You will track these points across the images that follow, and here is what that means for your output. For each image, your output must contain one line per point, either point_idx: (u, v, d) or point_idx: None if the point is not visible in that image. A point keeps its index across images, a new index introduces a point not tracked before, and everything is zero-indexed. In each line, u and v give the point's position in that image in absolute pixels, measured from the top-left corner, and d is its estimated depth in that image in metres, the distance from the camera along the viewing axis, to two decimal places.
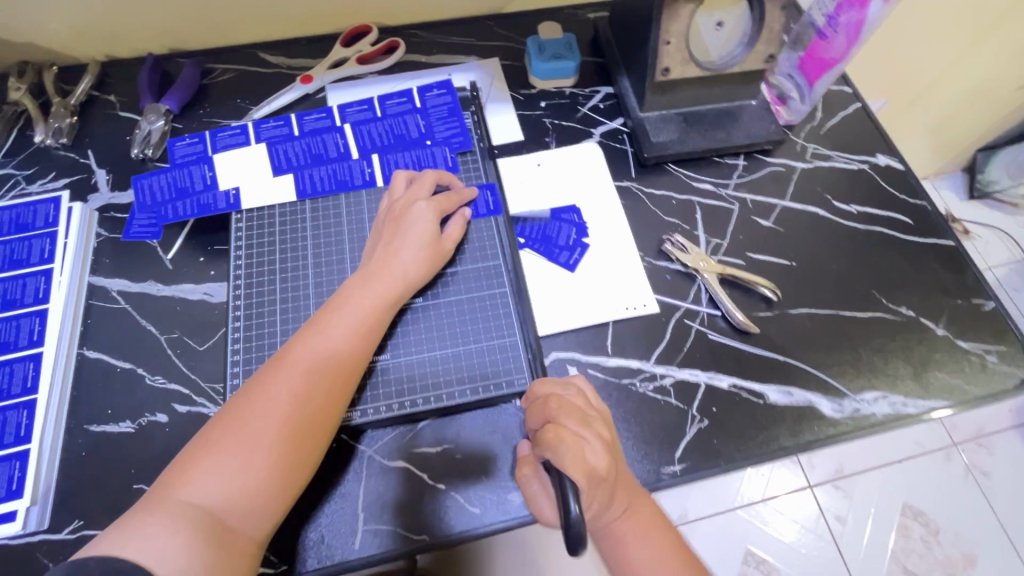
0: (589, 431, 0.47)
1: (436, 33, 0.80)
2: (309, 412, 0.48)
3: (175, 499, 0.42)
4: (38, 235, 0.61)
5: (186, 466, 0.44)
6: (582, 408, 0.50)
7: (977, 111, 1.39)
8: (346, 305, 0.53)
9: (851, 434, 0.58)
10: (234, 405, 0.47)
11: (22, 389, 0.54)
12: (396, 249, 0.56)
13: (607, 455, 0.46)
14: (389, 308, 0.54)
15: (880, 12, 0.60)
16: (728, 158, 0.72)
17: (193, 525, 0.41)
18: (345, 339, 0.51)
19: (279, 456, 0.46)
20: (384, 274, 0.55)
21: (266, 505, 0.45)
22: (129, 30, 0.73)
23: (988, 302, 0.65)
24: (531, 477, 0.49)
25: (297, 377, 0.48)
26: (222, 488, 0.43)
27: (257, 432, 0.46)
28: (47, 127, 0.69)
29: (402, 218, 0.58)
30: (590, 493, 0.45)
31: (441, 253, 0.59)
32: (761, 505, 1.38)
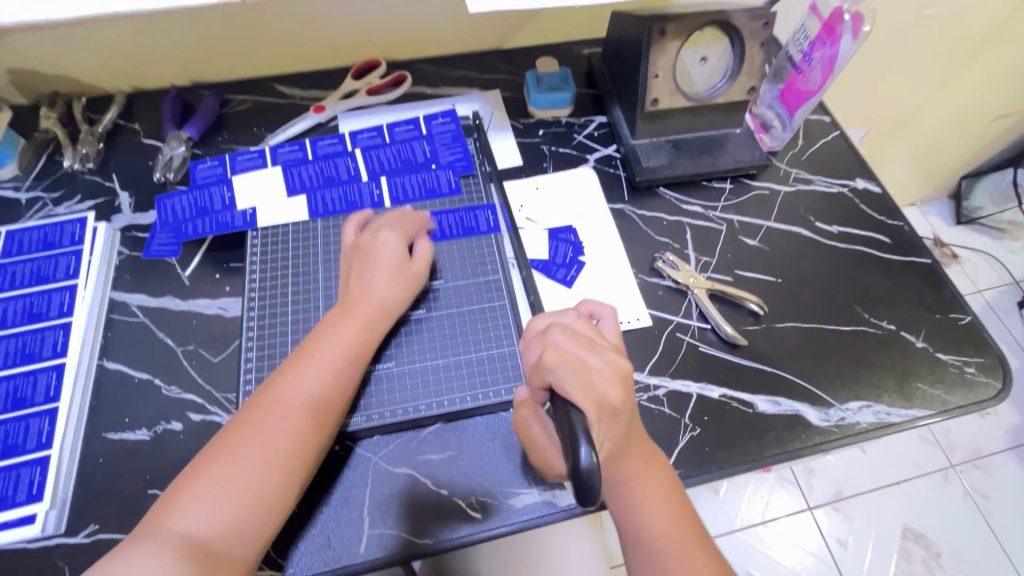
0: (593, 356, 0.47)
1: (441, 67, 0.86)
2: (287, 445, 0.48)
3: (163, 532, 0.44)
4: (64, 253, 0.64)
5: (172, 501, 0.46)
6: (587, 335, 0.50)
7: (958, 140, 1.45)
8: (320, 340, 0.54)
9: (838, 443, 0.60)
10: (218, 439, 0.49)
11: (45, 397, 0.56)
12: (367, 279, 0.57)
13: (618, 385, 0.46)
14: (370, 339, 0.56)
15: (851, 48, 0.64)
16: (716, 182, 0.77)
17: (180, 555, 0.43)
18: (323, 374, 0.52)
19: (261, 487, 0.47)
20: (361, 307, 0.56)
21: (251, 532, 0.46)
22: (156, 64, 0.78)
23: (965, 316, 0.68)
24: (532, 418, 0.49)
25: (274, 416, 0.49)
26: (205, 519, 0.45)
27: (239, 467, 0.47)
28: (75, 153, 0.73)
29: (369, 248, 0.59)
30: (602, 423, 0.44)
31: (415, 278, 0.60)
32: (761, 527, 1.38)
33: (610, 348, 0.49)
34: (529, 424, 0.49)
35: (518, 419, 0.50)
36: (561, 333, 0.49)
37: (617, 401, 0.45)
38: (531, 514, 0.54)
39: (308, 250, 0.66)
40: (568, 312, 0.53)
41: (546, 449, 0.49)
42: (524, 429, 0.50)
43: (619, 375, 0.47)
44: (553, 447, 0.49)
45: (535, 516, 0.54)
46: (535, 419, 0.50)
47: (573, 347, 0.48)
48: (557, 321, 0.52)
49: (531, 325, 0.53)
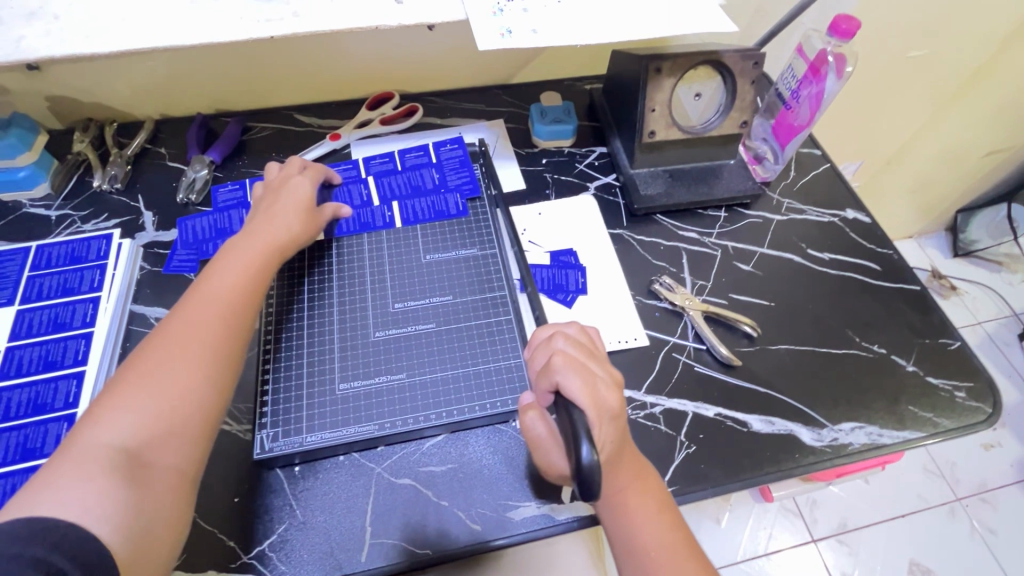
0: (595, 364, 0.50)
1: (451, 99, 0.91)
2: (217, 343, 0.51)
3: (81, 449, 0.43)
4: (89, 267, 0.68)
5: (91, 417, 0.45)
6: (587, 346, 0.53)
7: (951, 175, 1.50)
8: (227, 260, 0.58)
9: (831, 463, 0.61)
10: (133, 355, 0.49)
11: (64, 403, 0.58)
12: (275, 212, 0.63)
13: (616, 393, 0.48)
14: (273, 255, 0.60)
15: (835, 85, 0.69)
16: (711, 210, 0.80)
17: (108, 467, 0.42)
18: (245, 279, 0.56)
19: (188, 388, 0.48)
20: (269, 231, 0.61)
21: (180, 437, 0.46)
22: (184, 93, 0.83)
23: (954, 341, 0.70)
24: (536, 420, 0.49)
25: (200, 319, 0.51)
26: (131, 426, 0.44)
27: (164, 370, 0.48)
28: (105, 174, 0.78)
29: (277, 192, 0.66)
30: (603, 425, 0.46)
31: (319, 221, 0.67)
32: (764, 559, 1.36)
33: (609, 361, 0.52)
34: (534, 422, 0.49)
35: (524, 418, 0.50)
36: (565, 342, 0.52)
37: (616, 405, 0.47)
38: (529, 527, 0.56)
39: (324, 267, 0.68)
40: (571, 325, 0.56)
41: (551, 450, 0.49)
42: (529, 429, 0.50)
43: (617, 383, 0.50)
44: (557, 447, 0.49)
45: (533, 529, 0.56)
46: (541, 419, 0.50)
47: (576, 355, 0.50)
48: (560, 330, 0.54)
49: (535, 333, 0.56)
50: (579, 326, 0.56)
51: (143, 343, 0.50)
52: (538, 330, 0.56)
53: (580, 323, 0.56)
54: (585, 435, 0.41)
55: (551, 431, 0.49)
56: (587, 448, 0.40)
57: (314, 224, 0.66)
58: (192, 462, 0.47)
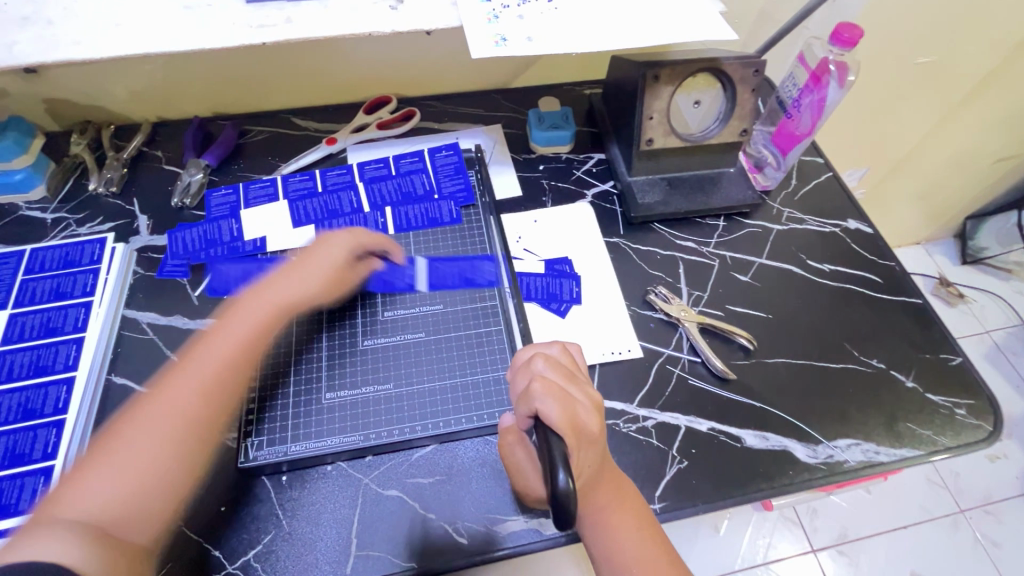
0: (574, 387, 0.49)
1: (449, 103, 0.90)
2: (202, 421, 0.50)
3: (56, 511, 0.43)
4: (83, 271, 0.68)
5: (74, 476, 0.45)
6: (568, 367, 0.52)
7: (960, 181, 1.47)
8: (233, 317, 0.56)
9: (826, 480, 0.60)
10: (126, 413, 0.49)
11: (54, 409, 0.58)
12: (292, 272, 0.60)
13: (596, 417, 0.48)
14: (277, 323, 0.57)
15: (836, 95, 0.67)
16: (709, 219, 0.79)
17: (74, 531, 0.42)
18: (242, 348, 0.54)
19: (164, 463, 0.47)
20: (276, 292, 0.58)
21: (150, 510, 0.46)
22: (181, 96, 0.83)
23: (955, 357, 0.69)
24: (514, 445, 0.51)
25: (187, 387, 0.50)
26: (107, 496, 0.44)
27: (153, 435, 0.48)
28: (101, 177, 0.78)
29: (316, 245, 0.62)
30: (580, 451, 0.45)
31: (344, 280, 0.62)
32: (763, 568, 1.35)
33: (589, 383, 0.51)
34: (513, 448, 0.51)
35: (504, 443, 0.51)
36: (544, 363, 0.51)
37: (595, 430, 0.47)
38: (516, 542, 0.55)
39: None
40: (552, 342, 0.55)
41: (529, 475, 0.50)
42: (508, 454, 0.51)
43: (597, 406, 0.49)
44: (534, 472, 0.50)
45: (521, 543, 0.55)
46: (519, 444, 0.51)
47: (555, 378, 0.49)
48: (541, 352, 0.53)
49: (516, 353, 0.55)
50: (562, 344, 0.55)
51: (137, 402, 0.50)
52: (520, 352, 0.55)
53: (562, 342, 0.56)
54: (562, 462, 0.39)
55: (529, 457, 0.50)
56: (564, 477, 0.38)
57: (338, 288, 0.62)
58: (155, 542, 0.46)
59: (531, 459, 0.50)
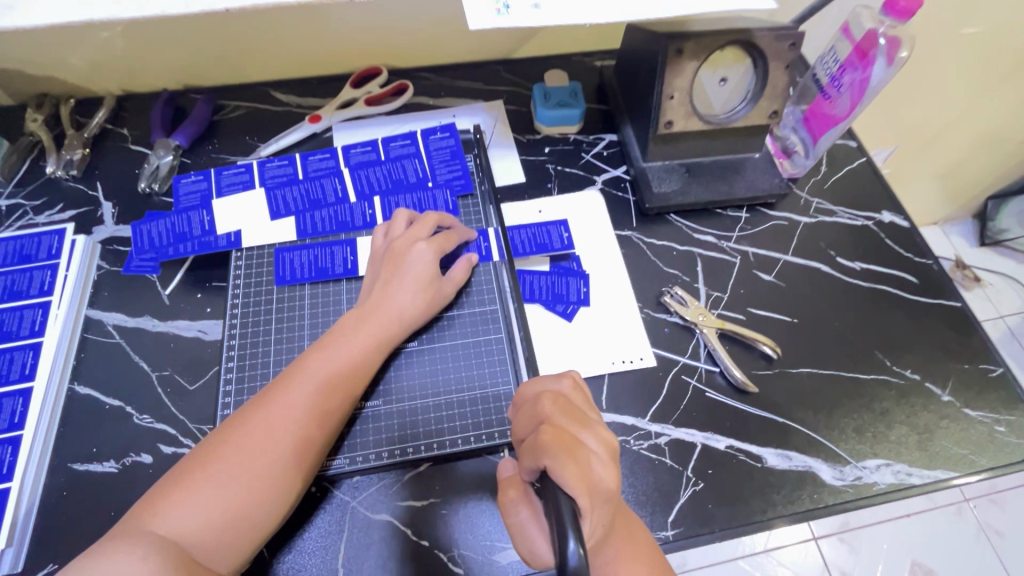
0: (586, 433, 0.44)
1: (446, 76, 0.82)
2: (295, 451, 0.47)
3: (144, 530, 0.41)
4: (40, 267, 0.62)
5: (167, 494, 0.43)
6: (578, 406, 0.47)
7: (991, 163, 1.32)
8: (342, 340, 0.53)
9: (853, 504, 0.56)
10: (221, 431, 0.47)
11: (10, 424, 0.53)
12: (389, 290, 0.56)
13: (611, 468, 0.43)
14: (382, 350, 0.54)
15: (883, 75, 0.59)
16: (731, 210, 0.72)
17: (161, 556, 0.40)
18: (337, 374, 0.51)
19: (253, 491, 0.44)
20: (379, 315, 0.55)
21: (238, 542, 0.44)
22: (147, 67, 0.75)
23: (997, 368, 0.63)
24: (517, 503, 0.43)
25: (281, 412, 0.47)
26: (195, 520, 0.42)
27: (240, 459, 0.45)
28: (59, 159, 0.70)
29: (403, 257, 0.57)
30: (593, 511, 0.39)
31: (436, 297, 0.58)
32: (763, 556, 1.19)
33: (600, 425, 0.46)
34: (516, 507, 0.42)
35: (504, 500, 0.43)
36: (553, 405, 0.45)
37: (611, 485, 0.42)
38: (516, 573, 0.51)
39: (295, 272, 0.62)
40: (561, 375, 0.50)
41: (536, 538, 0.41)
42: (510, 513, 0.43)
43: (611, 454, 0.44)
44: (541, 535, 0.41)
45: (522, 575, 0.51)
46: (523, 501, 0.43)
47: (566, 423, 0.44)
48: (549, 389, 0.48)
49: (520, 390, 0.50)
50: (572, 377, 0.50)
51: (233, 419, 0.48)
52: (524, 387, 0.50)
53: (573, 374, 0.50)
54: (573, 527, 0.34)
55: (535, 515, 0.42)
56: (575, 544, 0.33)
57: (431, 304, 0.58)
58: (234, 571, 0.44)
59: (538, 519, 0.42)
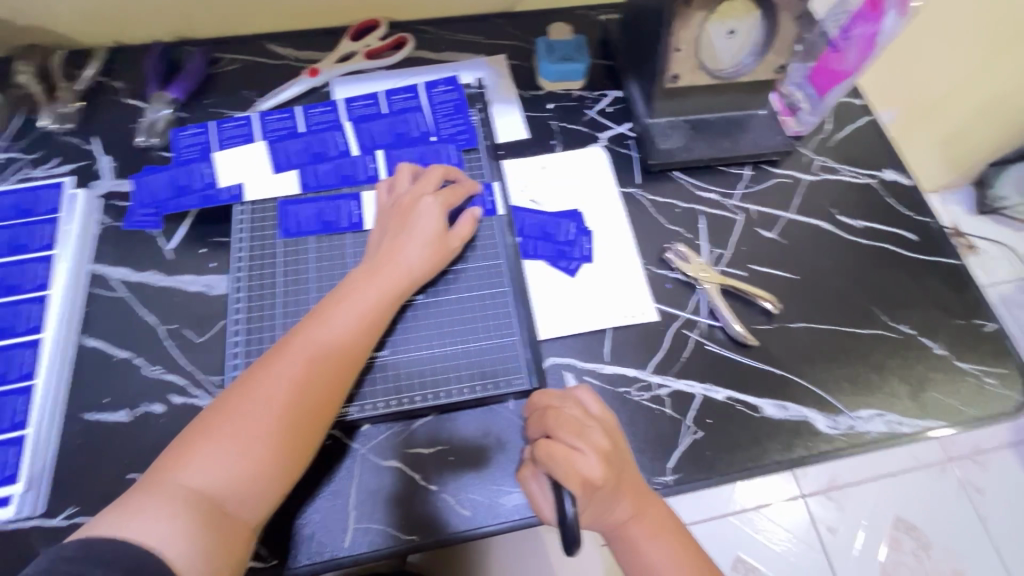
0: (584, 441, 0.46)
1: (447, 29, 0.80)
2: (311, 403, 0.48)
3: (173, 484, 0.42)
4: (40, 221, 0.61)
5: (191, 447, 0.44)
6: (580, 417, 0.48)
7: (989, 127, 1.29)
8: (350, 297, 0.53)
9: (846, 452, 0.58)
10: (237, 386, 0.48)
11: (20, 374, 0.54)
12: (397, 246, 0.56)
13: (603, 466, 0.45)
14: (391, 303, 0.54)
15: (896, 25, 0.58)
16: (735, 167, 0.72)
17: (192, 507, 0.42)
18: (349, 328, 0.51)
19: (276, 442, 0.46)
20: (388, 270, 0.55)
21: (263, 493, 0.45)
22: (138, 17, 0.72)
23: (990, 323, 0.64)
24: (529, 480, 0.49)
25: (297, 366, 0.48)
26: (221, 471, 0.44)
27: (256, 415, 0.46)
28: (52, 112, 0.69)
29: (410, 213, 0.58)
30: (586, 501, 0.46)
31: (445, 251, 0.58)
32: (753, 513, 1.22)
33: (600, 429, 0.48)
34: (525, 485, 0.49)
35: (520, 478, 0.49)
36: (555, 420, 0.47)
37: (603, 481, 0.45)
38: (521, 514, 0.53)
39: (299, 226, 0.62)
40: (569, 391, 0.51)
41: (547, 514, 0.47)
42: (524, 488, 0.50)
43: (609, 455, 0.46)
44: (549, 512, 0.47)
45: (526, 515, 0.53)
46: (535, 480, 0.48)
47: (564, 438, 0.46)
48: (555, 403, 0.50)
49: (531, 397, 0.51)
50: (579, 392, 0.51)
51: (250, 372, 0.49)
52: (535, 394, 0.51)
53: (580, 387, 0.51)
54: (569, 497, 0.44)
55: (542, 492, 0.47)
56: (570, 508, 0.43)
57: (439, 258, 0.58)
58: (264, 520, 0.46)
59: (548, 503, 0.47)
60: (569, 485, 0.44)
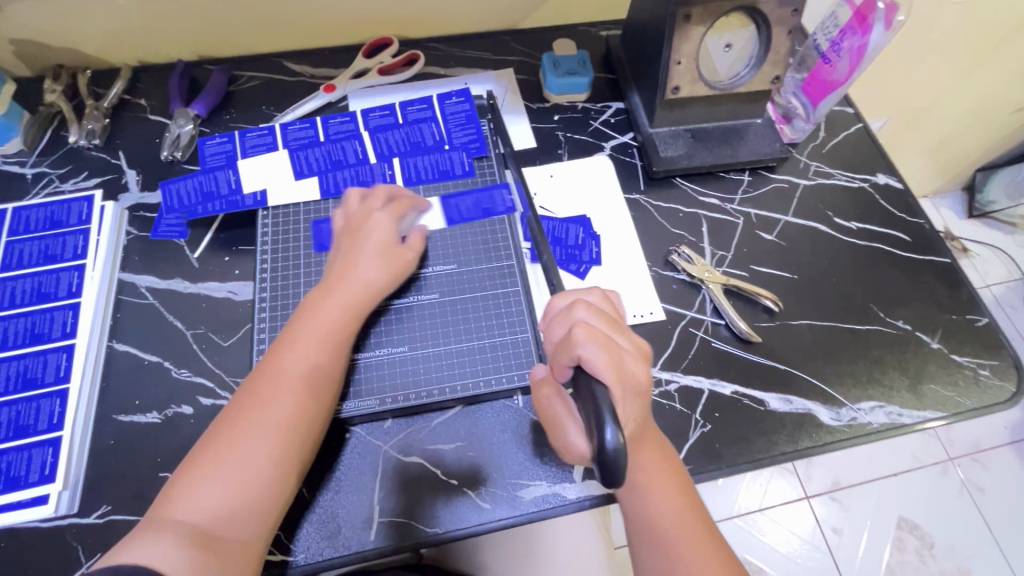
0: (618, 335, 0.47)
1: (455, 46, 0.83)
2: (284, 425, 0.49)
3: (165, 519, 0.44)
4: (71, 232, 0.64)
5: (179, 484, 0.46)
6: (607, 311, 0.50)
7: (977, 133, 1.33)
8: (307, 319, 0.54)
9: (849, 442, 0.60)
10: (216, 424, 0.50)
11: (55, 378, 0.56)
12: (353, 265, 0.57)
13: (643, 368, 0.46)
14: (352, 319, 0.55)
15: (881, 38, 0.62)
16: (734, 173, 0.75)
17: (182, 536, 0.43)
18: (303, 347, 0.53)
19: (254, 467, 0.47)
20: (343, 289, 0.56)
21: (252, 513, 0.46)
22: (162, 38, 0.76)
23: (982, 318, 0.67)
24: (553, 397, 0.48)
25: (261, 393, 0.50)
26: (209, 503, 0.45)
27: (233, 445, 0.48)
28: (81, 128, 0.72)
29: (362, 230, 0.59)
30: (626, 401, 0.44)
31: (404, 262, 0.60)
32: (758, 514, 1.24)
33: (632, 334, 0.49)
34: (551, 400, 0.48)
35: (539, 397, 0.49)
36: (584, 310, 0.48)
37: (641, 381, 0.45)
38: (540, 507, 0.55)
39: (327, 240, 0.64)
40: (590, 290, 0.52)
41: (569, 426, 0.47)
42: (546, 408, 0.49)
43: (642, 353, 0.47)
44: (574, 426, 0.47)
45: (544, 508, 0.55)
46: (556, 397, 0.48)
47: (598, 325, 0.47)
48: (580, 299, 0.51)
49: (552, 300, 0.52)
50: (600, 292, 0.53)
51: (226, 411, 0.51)
52: (554, 299, 0.52)
53: (601, 289, 0.53)
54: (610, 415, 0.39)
55: (567, 411, 0.47)
56: (611, 433, 0.38)
57: (395, 268, 0.59)
58: (264, 538, 0.47)
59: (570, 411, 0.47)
60: (606, 378, 0.42)
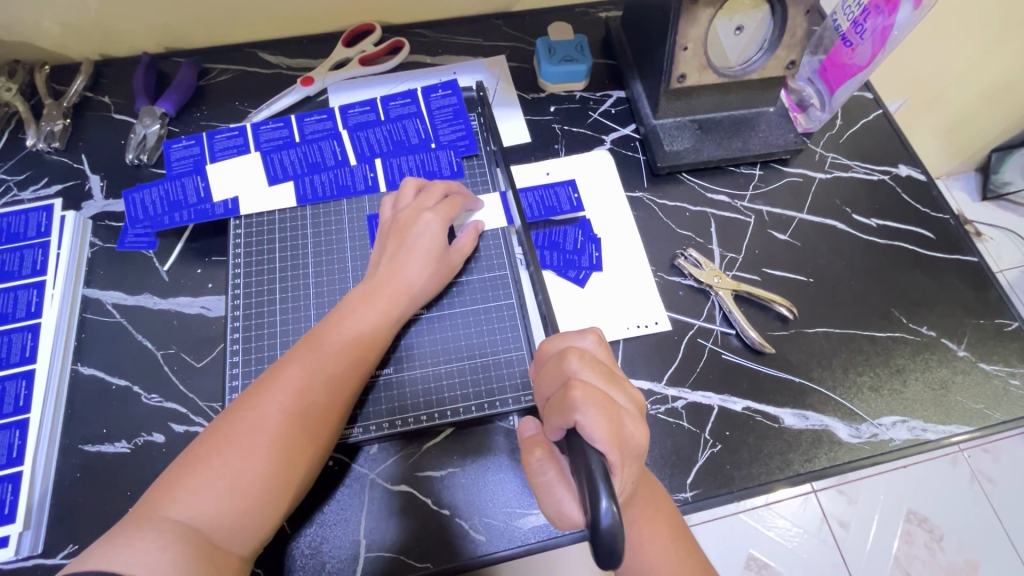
0: (615, 390, 0.43)
1: (442, 32, 0.77)
2: (309, 432, 0.46)
3: (161, 517, 0.40)
4: (30, 246, 0.59)
5: (180, 479, 0.42)
6: (603, 361, 0.45)
7: (997, 112, 1.26)
8: (348, 318, 0.51)
9: (870, 461, 0.56)
10: (229, 414, 0.45)
11: (15, 408, 0.52)
12: (398, 264, 0.54)
13: (642, 429, 0.42)
14: (392, 325, 0.53)
15: (909, 19, 0.55)
16: (744, 167, 0.70)
17: (179, 541, 0.39)
18: (348, 353, 0.50)
19: (268, 474, 0.44)
20: (388, 289, 0.53)
21: (255, 525, 0.43)
22: (124, 30, 0.70)
23: (1013, 322, 0.63)
24: (544, 462, 0.42)
25: (293, 392, 0.46)
26: (212, 506, 0.41)
27: (250, 444, 0.44)
28: (39, 131, 0.66)
29: (409, 228, 0.55)
30: (624, 469, 0.39)
31: (446, 268, 0.57)
32: (764, 509, 1.20)
33: (630, 387, 0.44)
34: (543, 466, 0.42)
35: (530, 460, 0.43)
36: (580, 361, 0.42)
37: (641, 445, 0.41)
38: (537, 537, 0.51)
39: (304, 254, 0.59)
40: (584, 332, 0.47)
41: (564, 496, 0.41)
42: (536, 473, 0.42)
43: (639, 410, 0.43)
44: (569, 495, 0.41)
45: (543, 539, 0.51)
46: (549, 460, 0.42)
47: (595, 380, 0.42)
48: (573, 344, 0.46)
49: (543, 346, 0.47)
50: (596, 334, 0.47)
51: (241, 399, 0.47)
52: (546, 343, 0.47)
53: (596, 329, 0.48)
54: (605, 482, 0.35)
55: (562, 475, 0.42)
56: (606, 504, 0.33)
57: (439, 274, 0.56)
58: (255, 552, 0.44)
59: (564, 478, 0.42)
60: (604, 446, 0.38)
